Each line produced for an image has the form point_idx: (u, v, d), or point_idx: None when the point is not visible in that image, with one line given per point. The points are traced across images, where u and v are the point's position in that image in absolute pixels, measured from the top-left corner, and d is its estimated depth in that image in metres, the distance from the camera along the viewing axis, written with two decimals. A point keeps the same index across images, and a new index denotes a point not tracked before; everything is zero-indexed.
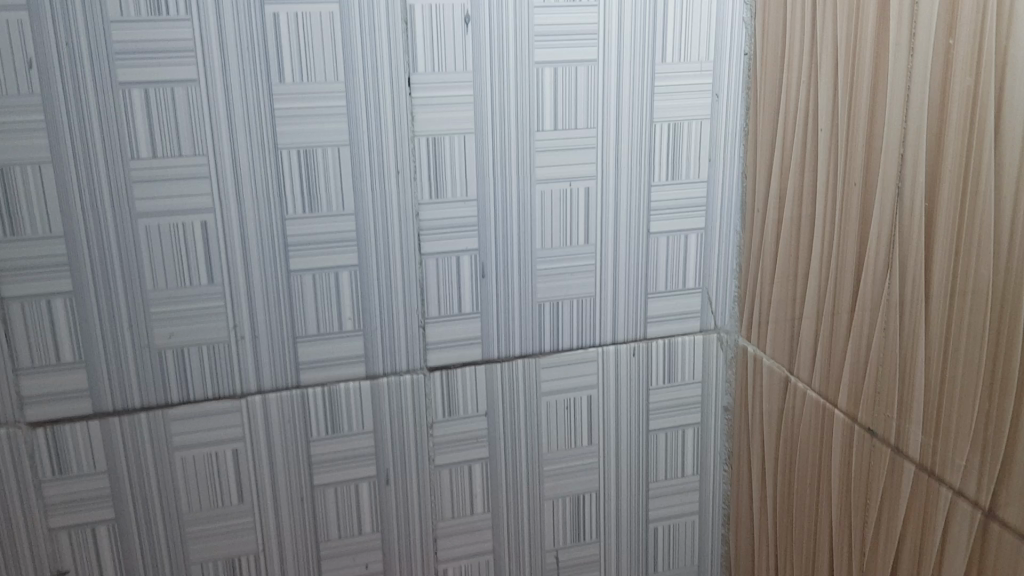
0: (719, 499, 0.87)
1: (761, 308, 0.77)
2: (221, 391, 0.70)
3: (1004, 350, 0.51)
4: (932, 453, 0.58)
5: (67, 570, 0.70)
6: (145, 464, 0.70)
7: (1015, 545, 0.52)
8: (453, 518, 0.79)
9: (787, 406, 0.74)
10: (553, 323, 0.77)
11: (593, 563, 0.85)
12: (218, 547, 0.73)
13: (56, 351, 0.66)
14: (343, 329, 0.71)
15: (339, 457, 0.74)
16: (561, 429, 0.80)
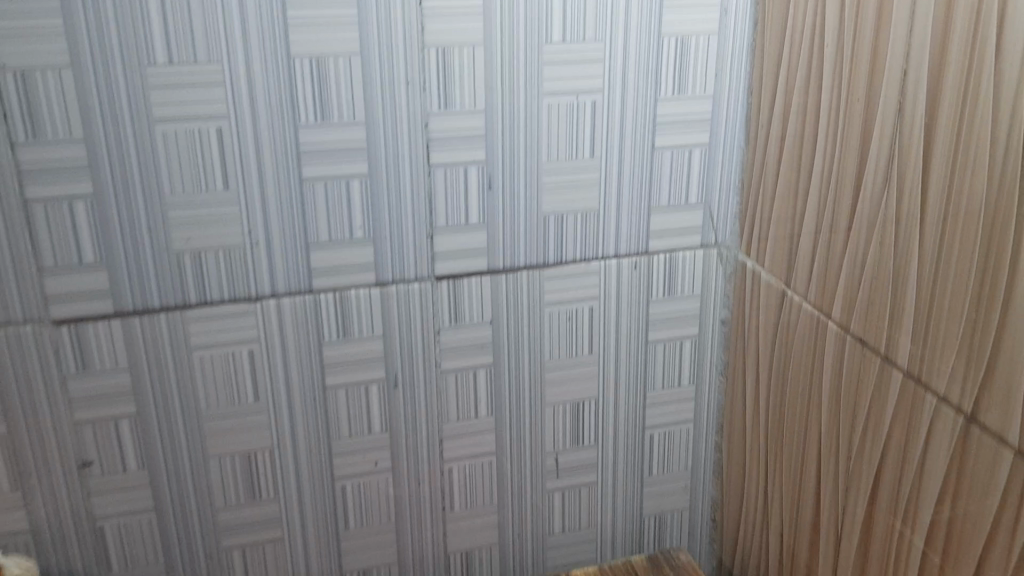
0: (714, 408, 0.90)
1: (761, 224, 0.79)
2: (237, 295, 0.72)
3: (992, 268, 0.54)
4: (919, 362, 0.61)
5: (91, 460, 0.74)
6: (164, 363, 0.73)
7: (994, 447, 0.55)
8: (458, 421, 0.82)
9: (783, 319, 0.77)
10: (557, 235, 0.79)
11: (591, 466, 0.88)
12: (236, 441, 0.77)
13: (78, 253, 0.68)
14: (354, 237, 0.73)
15: (350, 360, 0.77)
16: (564, 339, 0.83)
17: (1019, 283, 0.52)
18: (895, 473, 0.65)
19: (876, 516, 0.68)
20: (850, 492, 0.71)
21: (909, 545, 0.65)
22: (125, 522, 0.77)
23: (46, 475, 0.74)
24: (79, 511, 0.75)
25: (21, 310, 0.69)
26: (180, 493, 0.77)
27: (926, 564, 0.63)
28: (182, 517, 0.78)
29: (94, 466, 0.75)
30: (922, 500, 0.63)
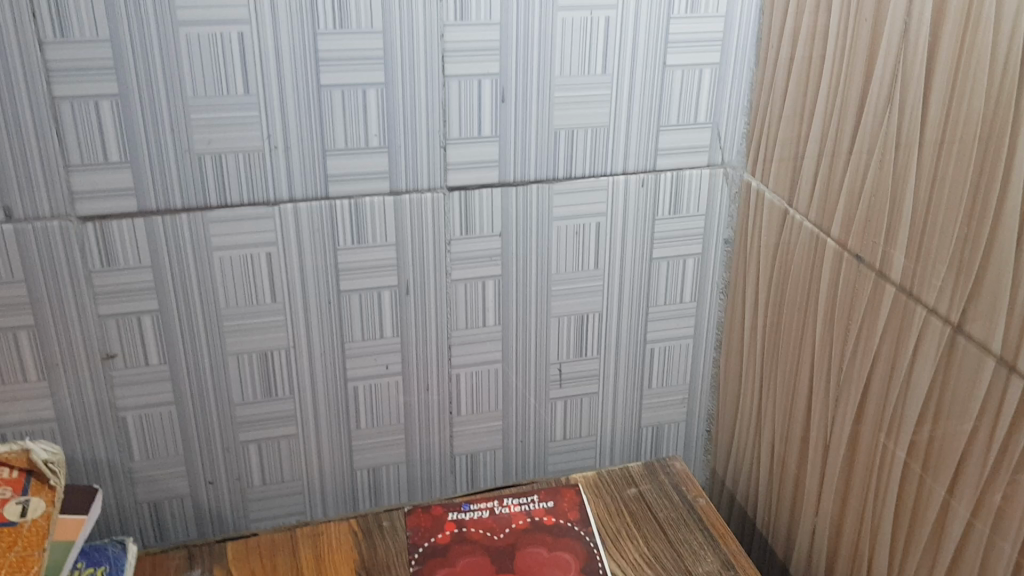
0: (713, 324, 0.93)
1: (767, 145, 0.81)
2: (256, 198, 0.75)
3: (985, 183, 0.56)
4: (911, 276, 0.64)
5: (115, 352, 0.78)
6: (186, 261, 0.76)
7: (977, 356, 0.59)
8: (466, 328, 0.85)
9: (784, 238, 0.79)
10: (567, 149, 0.81)
11: (593, 376, 0.92)
12: (253, 340, 0.80)
13: (103, 151, 0.71)
14: (370, 145, 0.76)
15: (364, 266, 0.80)
16: (571, 252, 0.85)
17: (1010, 197, 0.54)
18: (883, 383, 0.68)
19: (863, 425, 0.72)
20: (839, 403, 0.74)
21: (892, 455, 0.69)
22: (146, 413, 0.81)
23: (71, 365, 0.77)
24: (103, 401, 0.79)
25: (48, 205, 0.71)
26: (199, 388, 0.81)
27: (907, 469, 0.67)
28: (201, 410, 0.82)
29: (118, 358, 0.78)
30: (907, 409, 0.66)
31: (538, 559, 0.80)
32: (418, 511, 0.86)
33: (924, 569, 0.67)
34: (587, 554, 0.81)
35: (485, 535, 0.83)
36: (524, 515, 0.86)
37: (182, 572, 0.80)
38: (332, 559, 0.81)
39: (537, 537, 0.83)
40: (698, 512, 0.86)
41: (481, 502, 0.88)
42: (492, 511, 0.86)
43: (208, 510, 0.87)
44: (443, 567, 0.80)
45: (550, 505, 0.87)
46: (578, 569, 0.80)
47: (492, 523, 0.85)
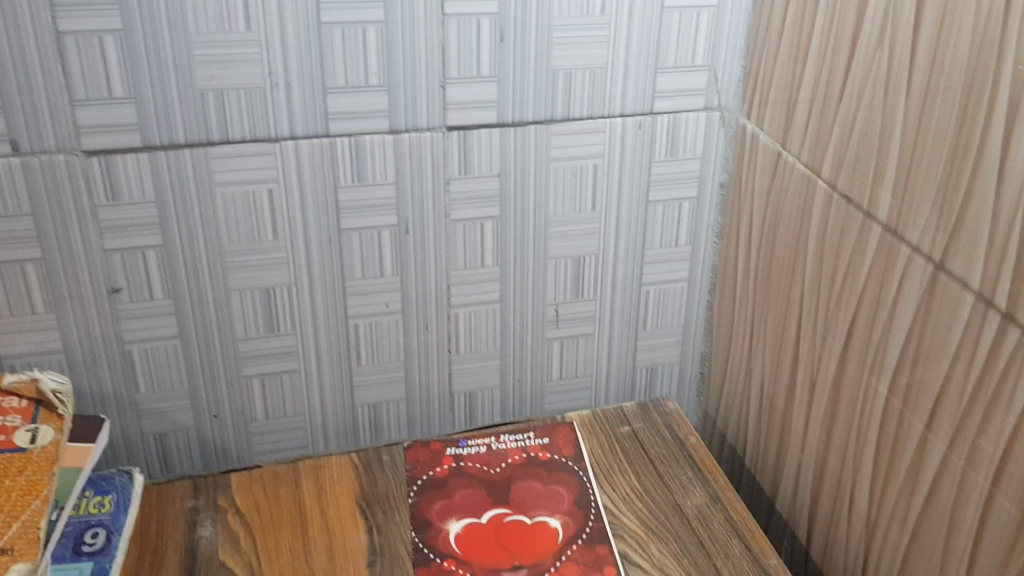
0: (708, 267, 0.95)
1: (763, 88, 0.82)
2: (257, 135, 0.76)
3: (969, 119, 0.57)
4: (897, 214, 0.65)
5: (120, 287, 0.79)
6: (189, 197, 0.77)
7: (957, 292, 0.60)
8: (465, 269, 0.87)
9: (777, 180, 0.81)
10: (565, 91, 0.81)
11: (589, 318, 0.94)
12: (255, 277, 0.82)
13: (108, 86, 0.72)
14: (369, 84, 0.77)
15: (364, 204, 0.81)
16: (568, 194, 0.86)
17: (992, 132, 0.56)
18: (869, 321, 0.70)
19: (848, 363, 0.73)
20: (826, 342, 0.76)
21: (875, 392, 0.71)
22: (151, 347, 0.83)
23: (78, 299, 0.79)
24: (109, 334, 0.81)
25: (55, 140, 0.73)
26: (203, 322, 0.83)
27: (889, 405, 0.69)
28: (205, 344, 0.84)
29: (123, 292, 0.80)
30: (891, 346, 0.68)
31: (533, 492, 0.83)
32: (417, 446, 0.89)
33: (902, 499, 0.69)
34: (581, 488, 0.84)
35: (482, 469, 0.86)
36: (519, 451, 0.88)
37: (187, 501, 0.83)
38: (333, 490, 0.84)
39: (532, 470, 0.86)
40: (688, 449, 0.88)
41: (477, 438, 0.90)
42: (489, 447, 0.89)
43: (212, 443, 0.89)
44: (441, 499, 0.83)
45: (545, 441, 0.89)
46: (572, 501, 0.83)
47: (489, 457, 0.87)
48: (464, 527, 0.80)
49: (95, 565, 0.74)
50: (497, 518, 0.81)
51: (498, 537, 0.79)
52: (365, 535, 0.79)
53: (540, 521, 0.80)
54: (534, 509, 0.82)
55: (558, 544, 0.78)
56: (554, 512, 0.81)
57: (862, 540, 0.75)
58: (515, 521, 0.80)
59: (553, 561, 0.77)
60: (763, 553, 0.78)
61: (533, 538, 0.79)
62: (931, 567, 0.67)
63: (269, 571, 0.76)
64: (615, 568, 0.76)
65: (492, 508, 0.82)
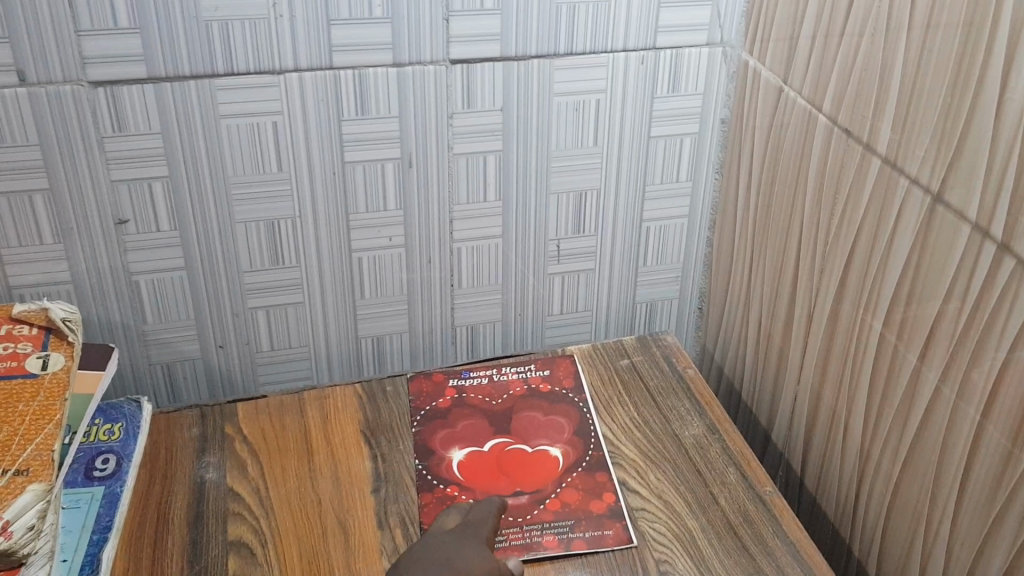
0: (709, 203, 0.96)
1: (765, 22, 0.82)
2: (262, 67, 0.77)
3: (969, 52, 0.58)
4: (897, 147, 0.66)
5: (126, 218, 0.80)
6: (194, 128, 0.78)
7: (954, 224, 0.61)
8: (468, 204, 0.88)
9: (778, 116, 0.81)
10: (569, 26, 0.81)
11: (590, 253, 0.95)
12: (261, 209, 0.83)
13: (113, 17, 0.72)
14: (373, 16, 0.77)
15: (368, 137, 0.82)
16: (571, 129, 0.87)
17: (991, 65, 0.56)
18: (865, 254, 0.71)
19: (845, 295, 0.75)
20: (824, 275, 0.78)
21: (870, 325, 0.72)
22: (158, 278, 0.84)
23: (85, 230, 0.80)
24: (116, 266, 0.82)
25: (60, 71, 0.73)
26: (208, 254, 0.84)
27: (883, 337, 0.71)
28: (210, 276, 0.85)
29: (130, 224, 0.81)
30: (886, 278, 0.69)
31: (534, 423, 0.85)
32: (420, 378, 0.91)
33: (895, 429, 0.71)
34: (581, 418, 0.86)
35: (484, 400, 0.88)
36: (521, 383, 0.90)
37: (194, 429, 0.84)
38: (338, 418, 0.86)
39: (534, 402, 0.88)
40: (687, 381, 0.90)
41: (479, 370, 0.92)
42: (491, 379, 0.91)
43: (218, 373, 0.91)
44: (444, 429, 0.85)
45: (546, 373, 0.91)
46: (571, 431, 0.85)
47: (491, 389, 0.89)
48: (467, 455, 0.82)
49: (106, 490, 0.76)
50: (500, 447, 0.83)
51: (500, 465, 0.81)
52: (370, 462, 0.81)
53: (542, 450, 0.82)
54: (535, 438, 0.84)
55: (559, 471, 0.80)
56: (555, 441, 0.83)
57: (855, 469, 0.77)
58: (517, 450, 0.82)
59: (554, 488, 0.79)
60: (759, 481, 0.80)
61: (535, 466, 0.81)
62: (922, 494, 0.69)
63: (277, 497, 0.78)
64: (614, 494, 0.78)
65: (494, 438, 0.84)
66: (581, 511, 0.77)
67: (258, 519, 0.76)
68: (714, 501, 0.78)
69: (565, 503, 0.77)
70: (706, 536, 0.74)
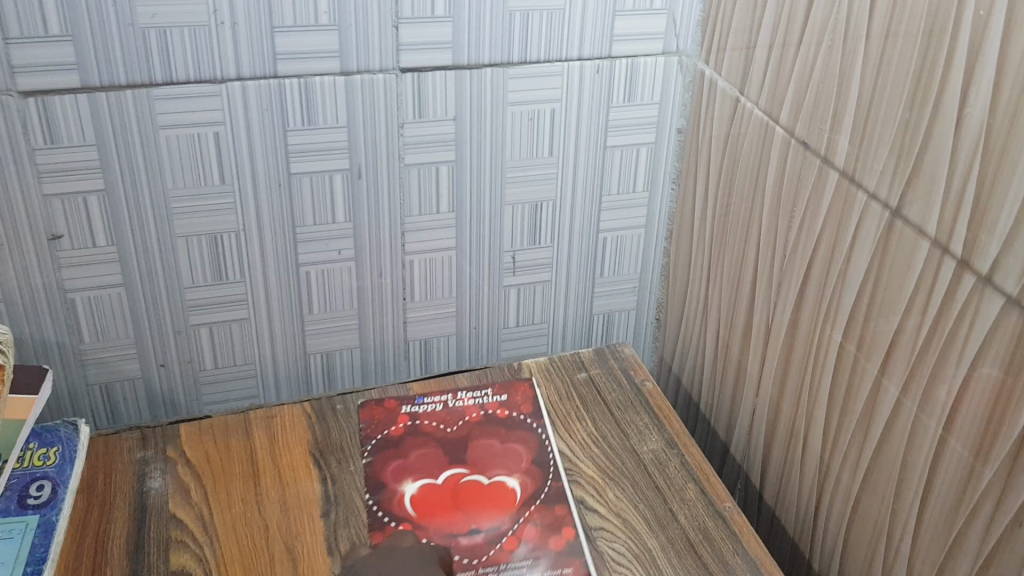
0: (665, 212, 0.94)
1: (721, 31, 0.81)
2: (202, 75, 0.73)
3: (928, 65, 0.57)
4: (854, 161, 0.65)
5: (61, 233, 0.77)
6: (132, 140, 0.75)
7: (913, 239, 0.60)
8: (419, 216, 0.86)
9: (735, 126, 0.80)
10: (522, 34, 0.79)
11: (546, 265, 0.93)
12: (203, 223, 0.80)
13: (44, 24, 0.68)
14: (319, 23, 0.74)
15: (315, 147, 0.79)
16: (526, 139, 0.85)
17: (951, 80, 0.55)
18: (823, 268, 0.70)
19: (803, 309, 0.74)
20: (781, 289, 0.76)
21: (829, 339, 0.71)
22: (95, 295, 0.80)
23: (16, 246, 0.76)
24: (51, 283, 0.79)
25: None
26: (148, 269, 0.81)
27: (842, 352, 0.69)
28: (151, 292, 0.82)
29: (64, 239, 0.77)
30: (845, 293, 0.68)
31: (492, 451, 0.82)
32: (372, 403, 0.87)
33: (855, 444, 0.70)
34: (539, 445, 0.83)
35: (438, 427, 0.85)
36: (477, 409, 0.87)
37: (135, 451, 0.81)
38: (286, 439, 0.83)
39: (490, 428, 0.84)
40: (645, 394, 0.89)
41: (434, 396, 0.88)
42: (446, 404, 0.87)
43: (160, 393, 0.87)
44: (396, 459, 0.81)
45: (502, 399, 0.88)
46: (529, 460, 0.82)
47: (446, 415, 0.86)
48: (421, 488, 0.79)
49: (41, 518, 0.73)
50: (455, 478, 0.80)
51: (456, 499, 0.78)
52: (319, 484, 0.78)
53: (498, 482, 0.79)
54: (492, 469, 0.81)
55: (516, 504, 0.77)
56: (512, 471, 0.80)
57: (814, 484, 0.76)
58: (473, 482, 0.79)
59: (511, 522, 0.76)
60: (719, 497, 0.78)
61: (492, 498, 0.78)
62: (882, 509, 0.68)
63: (221, 523, 0.75)
64: (574, 529, 0.75)
65: (449, 468, 0.80)
66: (539, 547, 0.73)
67: (203, 547, 0.73)
68: (673, 519, 0.76)
69: (522, 541, 0.74)
70: (666, 555, 0.73)
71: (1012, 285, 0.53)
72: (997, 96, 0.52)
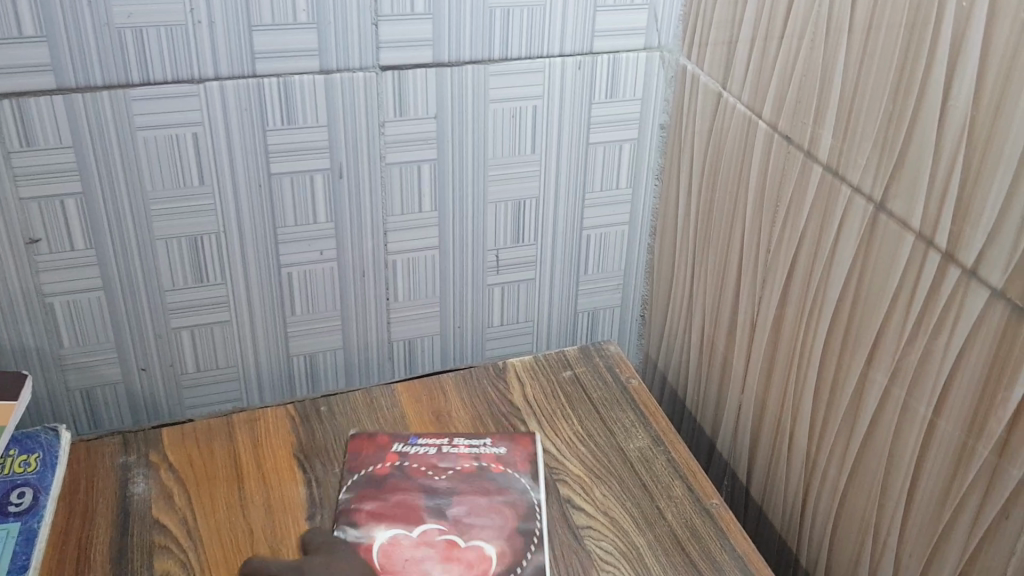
0: (649, 208, 0.94)
1: (703, 26, 0.80)
2: (180, 76, 0.73)
3: (911, 58, 0.56)
4: (838, 155, 0.65)
5: (38, 237, 0.76)
6: (109, 141, 0.74)
7: (898, 233, 0.60)
8: (402, 215, 0.85)
9: (717, 121, 0.80)
10: (503, 30, 0.79)
11: (529, 263, 0.92)
12: (182, 225, 0.79)
13: (18, 25, 0.67)
14: (298, 21, 0.73)
15: (295, 147, 0.78)
16: (508, 137, 0.84)
17: (935, 71, 0.55)
18: (808, 263, 0.70)
19: (789, 304, 0.73)
20: (766, 284, 0.76)
21: (814, 334, 0.71)
22: (74, 299, 0.79)
23: None
24: (28, 287, 0.78)
25: None
26: (128, 272, 0.80)
27: (827, 347, 0.69)
28: (131, 296, 0.81)
29: (42, 243, 0.76)
30: (829, 287, 0.68)
31: (475, 508, 0.75)
32: (364, 440, 0.82)
33: (841, 438, 0.70)
34: (526, 508, 0.75)
35: (426, 474, 0.78)
36: (470, 459, 0.80)
37: (117, 457, 0.80)
38: (270, 443, 0.82)
39: (480, 484, 0.77)
40: (630, 392, 0.88)
41: (430, 438, 0.82)
42: (439, 450, 0.81)
43: (142, 397, 0.87)
44: (373, 501, 0.76)
45: (500, 453, 0.81)
46: (513, 527, 0.73)
47: (436, 461, 0.79)
48: (391, 540, 0.72)
49: (22, 526, 0.72)
50: (430, 535, 0.72)
51: (424, 557, 0.70)
52: (304, 487, 0.78)
53: (474, 546, 0.71)
54: (472, 531, 0.73)
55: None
56: (492, 537, 0.72)
57: (801, 478, 0.76)
58: (448, 542, 0.72)
59: None
60: (706, 494, 0.78)
61: (461, 563, 0.70)
62: (869, 502, 0.68)
63: (205, 528, 0.74)
64: None
65: (427, 523, 0.73)
66: None
67: (186, 552, 0.72)
68: (660, 516, 0.76)
69: None
70: (653, 553, 0.73)
71: (997, 278, 0.53)
72: (981, 88, 0.52)
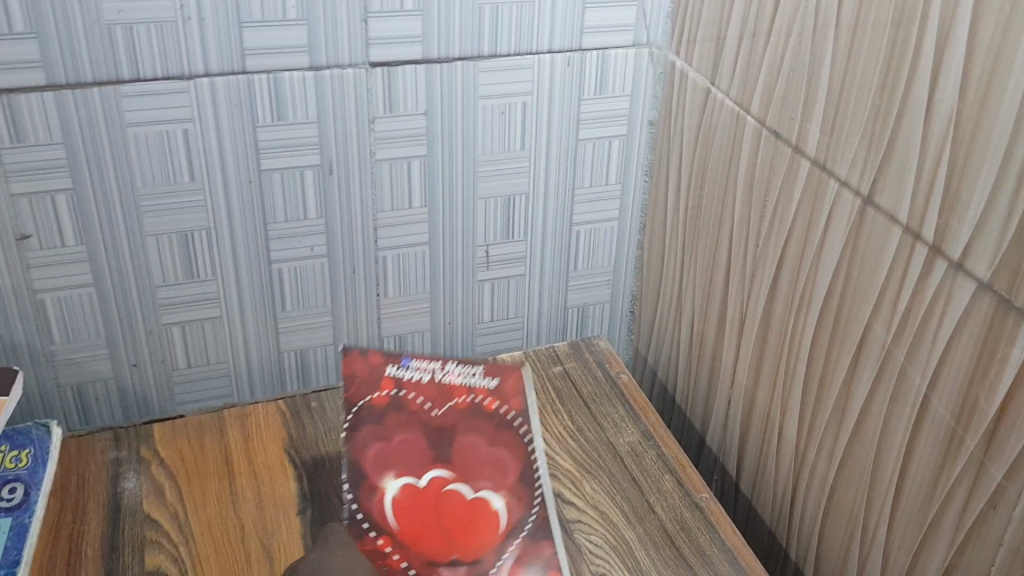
0: (639, 203, 0.94)
1: (691, 22, 0.81)
2: (170, 71, 0.73)
3: (897, 53, 0.57)
4: (825, 150, 0.65)
5: (29, 233, 0.76)
6: (99, 137, 0.74)
7: (885, 227, 0.61)
8: (392, 211, 0.85)
9: (706, 117, 0.80)
10: (492, 27, 0.79)
11: (519, 259, 0.93)
12: (173, 221, 0.79)
13: (7, 21, 0.67)
14: (287, 17, 0.73)
15: (285, 144, 0.79)
16: (497, 133, 0.85)
17: (920, 66, 0.55)
18: (797, 257, 0.71)
19: (777, 298, 0.74)
20: (755, 278, 0.77)
21: (802, 328, 0.71)
22: (65, 295, 0.79)
23: None
24: (19, 284, 0.78)
25: None
26: (119, 269, 0.80)
27: (816, 340, 0.70)
28: (122, 292, 0.81)
29: (32, 239, 0.76)
30: (817, 281, 0.69)
31: (477, 453, 0.73)
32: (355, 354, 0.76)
33: (829, 431, 0.70)
34: None
35: (423, 409, 0.74)
36: (465, 391, 0.76)
37: (108, 453, 0.80)
38: (262, 438, 0.82)
39: (478, 424, 0.74)
40: (620, 387, 0.89)
41: (423, 360, 0.77)
42: (434, 377, 0.76)
43: (133, 393, 0.87)
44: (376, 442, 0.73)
45: (494, 385, 0.76)
46: (517, 475, 0.73)
47: (431, 392, 0.75)
48: (402, 491, 0.71)
49: (14, 521, 0.72)
50: (438, 483, 0.71)
51: (438, 512, 0.70)
52: (295, 483, 0.78)
53: (483, 498, 0.71)
54: (478, 478, 0.72)
55: (500, 533, 0.70)
56: (498, 486, 0.72)
57: (790, 472, 0.76)
58: (456, 492, 0.71)
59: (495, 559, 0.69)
60: (696, 488, 0.79)
61: (474, 520, 0.70)
62: (858, 495, 0.68)
63: (196, 522, 0.74)
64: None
65: (432, 469, 0.72)
66: None
67: (178, 547, 0.72)
68: (650, 511, 0.76)
69: None
70: (644, 547, 0.73)
71: (983, 270, 0.54)
72: (966, 83, 0.52)
